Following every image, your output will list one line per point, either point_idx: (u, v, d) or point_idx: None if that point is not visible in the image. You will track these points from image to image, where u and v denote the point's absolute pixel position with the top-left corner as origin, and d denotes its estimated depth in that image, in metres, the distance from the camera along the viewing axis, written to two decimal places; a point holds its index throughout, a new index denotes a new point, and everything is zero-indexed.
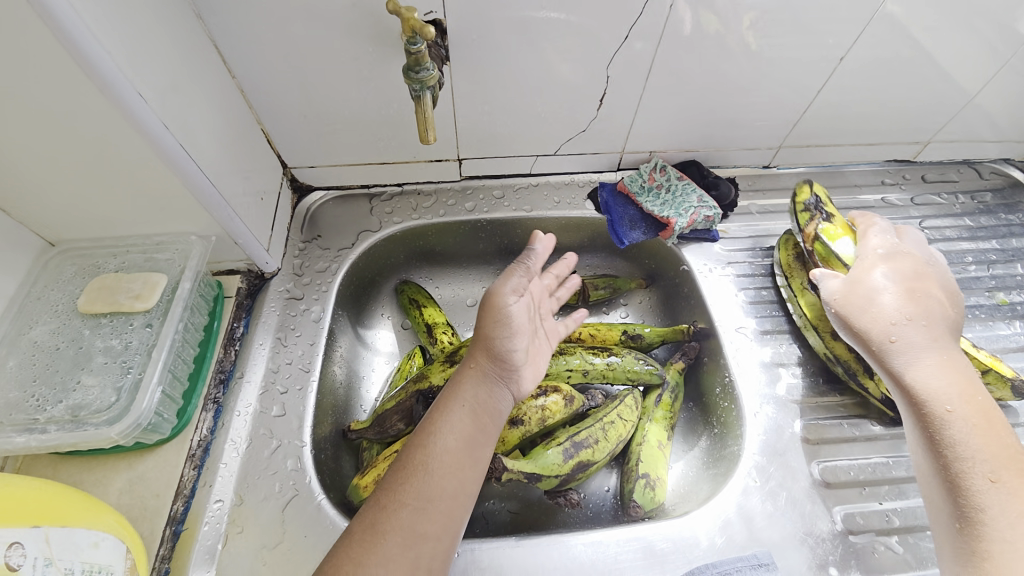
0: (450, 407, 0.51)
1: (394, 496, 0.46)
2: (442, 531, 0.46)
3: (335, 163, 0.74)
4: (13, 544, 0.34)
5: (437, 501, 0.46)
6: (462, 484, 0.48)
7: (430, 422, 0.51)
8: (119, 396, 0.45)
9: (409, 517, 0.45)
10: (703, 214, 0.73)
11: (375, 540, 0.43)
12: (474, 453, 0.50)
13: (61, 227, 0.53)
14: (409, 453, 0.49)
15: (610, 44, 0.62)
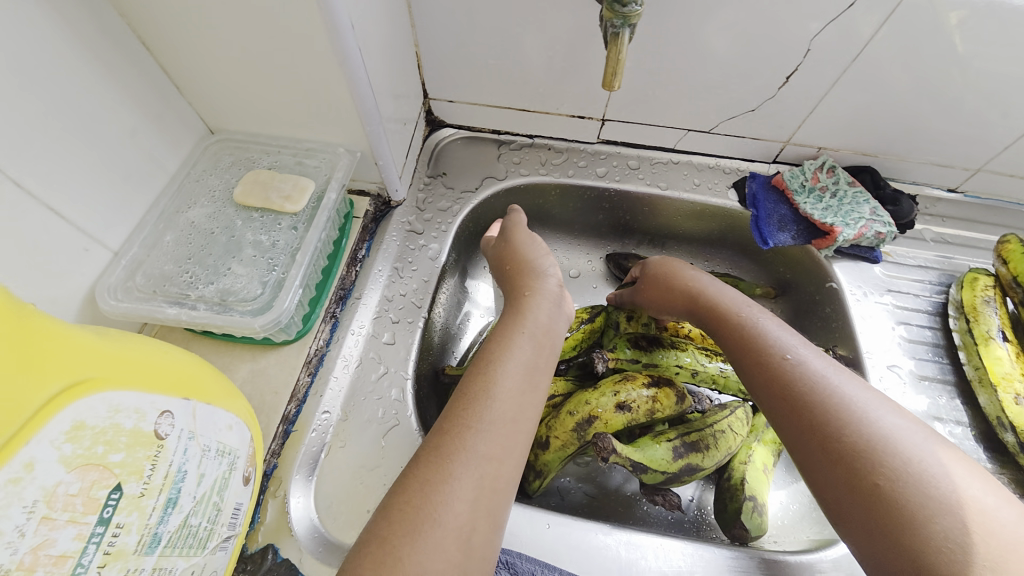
0: (511, 340, 0.48)
1: (461, 419, 0.42)
2: (509, 461, 0.41)
3: (475, 101, 0.70)
4: (164, 412, 0.32)
5: (499, 424, 0.42)
6: (525, 416, 0.44)
7: (490, 353, 0.47)
8: (264, 290, 0.46)
9: (477, 442, 0.40)
10: (874, 230, 0.64)
11: (447, 463, 0.39)
12: (535, 383, 0.46)
13: (226, 114, 0.54)
14: (466, 383, 0.45)
15: (829, 11, 0.52)
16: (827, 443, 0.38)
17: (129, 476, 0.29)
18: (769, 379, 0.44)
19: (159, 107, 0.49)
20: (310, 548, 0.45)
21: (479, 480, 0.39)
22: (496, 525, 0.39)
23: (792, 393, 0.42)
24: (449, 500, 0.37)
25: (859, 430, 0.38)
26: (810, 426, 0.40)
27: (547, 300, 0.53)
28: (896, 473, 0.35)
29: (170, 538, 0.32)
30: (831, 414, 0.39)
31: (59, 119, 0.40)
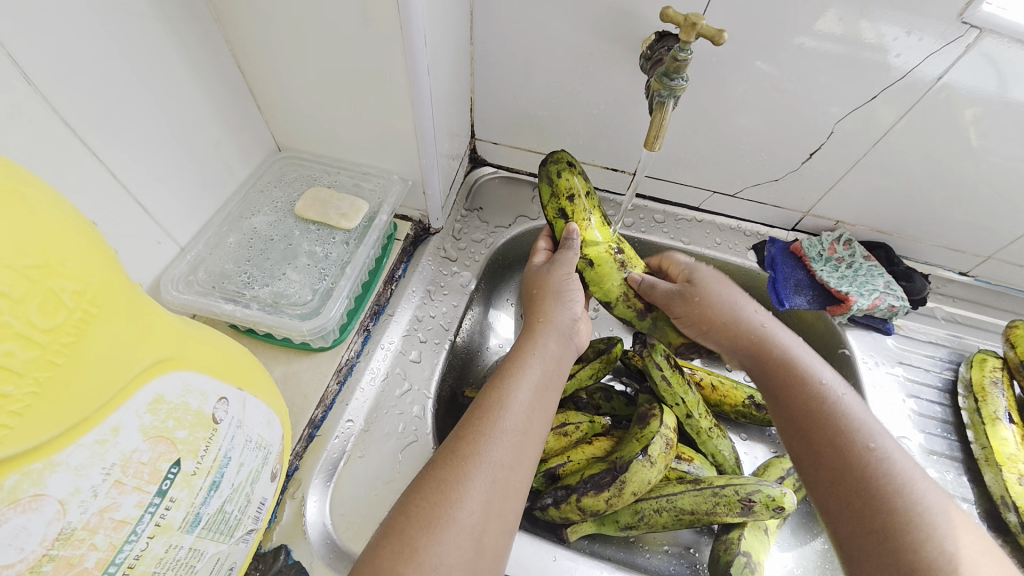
0: (525, 359, 0.51)
1: (476, 426, 0.44)
2: (518, 469, 0.43)
3: (518, 145, 0.76)
4: (221, 398, 0.34)
5: (510, 435, 0.44)
6: (534, 431, 0.46)
7: (504, 370, 0.50)
8: (313, 296, 0.49)
9: (491, 448, 0.43)
10: (887, 302, 0.67)
11: (464, 465, 0.41)
12: (544, 402, 0.48)
13: (296, 135, 0.59)
14: (483, 395, 0.47)
15: (850, 103, 0.58)
16: (861, 517, 0.41)
17: (187, 454, 0.31)
18: (824, 433, 0.46)
19: (240, 123, 0.54)
20: (321, 553, 0.46)
21: (491, 482, 0.41)
22: (505, 530, 0.41)
23: (839, 467, 0.44)
24: (462, 498, 0.39)
25: (914, 519, 0.39)
26: (831, 454, 0.45)
27: (553, 302, 0.57)
28: (903, 504, 0.40)
29: (207, 520, 0.33)
30: (891, 511, 0.40)
31: (160, 129, 0.45)
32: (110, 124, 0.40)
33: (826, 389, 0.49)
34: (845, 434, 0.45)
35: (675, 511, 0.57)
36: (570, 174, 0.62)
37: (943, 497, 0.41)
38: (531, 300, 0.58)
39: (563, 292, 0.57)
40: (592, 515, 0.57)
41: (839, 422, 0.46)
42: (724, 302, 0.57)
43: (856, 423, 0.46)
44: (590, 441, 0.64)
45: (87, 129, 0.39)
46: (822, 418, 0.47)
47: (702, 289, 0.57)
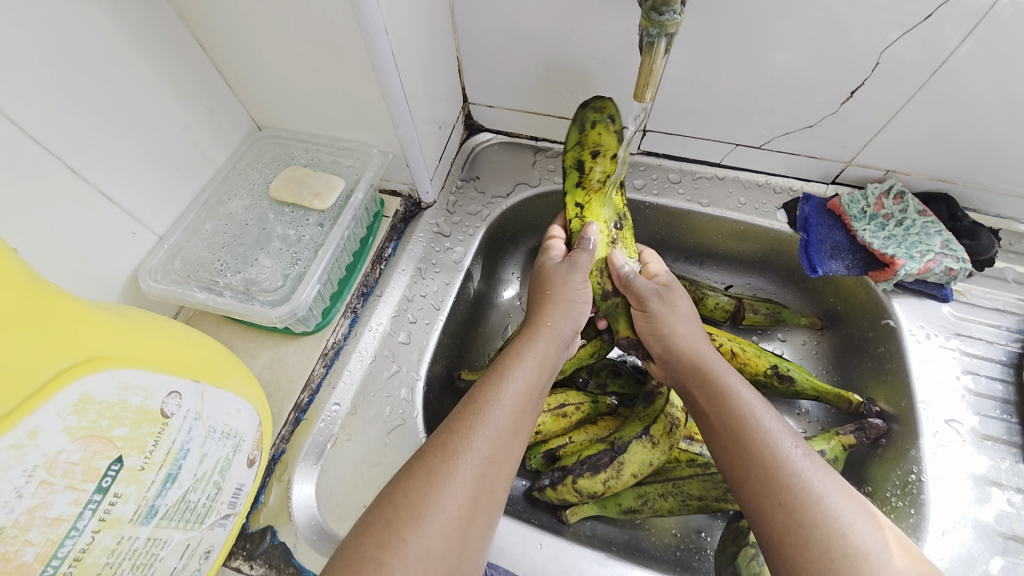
0: (521, 356, 0.48)
1: (467, 418, 0.42)
2: (505, 467, 0.41)
3: (515, 106, 0.69)
4: (173, 392, 0.34)
5: (503, 432, 0.42)
6: (522, 431, 0.44)
7: (499, 366, 0.47)
8: (285, 281, 0.48)
9: (481, 443, 0.40)
10: (944, 264, 0.57)
11: (453, 457, 0.39)
12: (535, 404, 0.46)
13: (271, 112, 0.57)
14: (474, 391, 0.45)
15: (899, 25, 0.47)
16: (781, 549, 0.39)
17: (131, 450, 0.31)
18: (757, 457, 0.42)
19: (209, 104, 0.53)
20: (306, 534, 0.46)
21: (478, 476, 0.39)
22: (489, 522, 0.39)
23: (762, 498, 0.41)
24: (449, 490, 0.37)
25: (835, 552, 0.37)
26: (748, 462, 0.42)
27: (560, 306, 0.53)
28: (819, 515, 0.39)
29: (167, 511, 0.34)
30: (809, 543, 0.38)
31: (119, 118, 0.44)
32: (60, 117, 0.40)
33: (754, 410, 0.45)
34: (771, 458, 0.42)
35: (682, 496, 0.55)
36: (606, 134, 0.57)
37: (873, 525, 0.39)
38: (541, 299, 0.54)
39: (574, 304, 0.53)
40: (590, 497, 0.55)
41: (766, 445, 0.42)
42: (678, 320, 0.52)
43: (784, 445, 0.42)
44: (596, 420, 0.62)
45: (34, 123, 0.38)
46: (752, 442, 0.43)
47: (675, 301, 0.54)
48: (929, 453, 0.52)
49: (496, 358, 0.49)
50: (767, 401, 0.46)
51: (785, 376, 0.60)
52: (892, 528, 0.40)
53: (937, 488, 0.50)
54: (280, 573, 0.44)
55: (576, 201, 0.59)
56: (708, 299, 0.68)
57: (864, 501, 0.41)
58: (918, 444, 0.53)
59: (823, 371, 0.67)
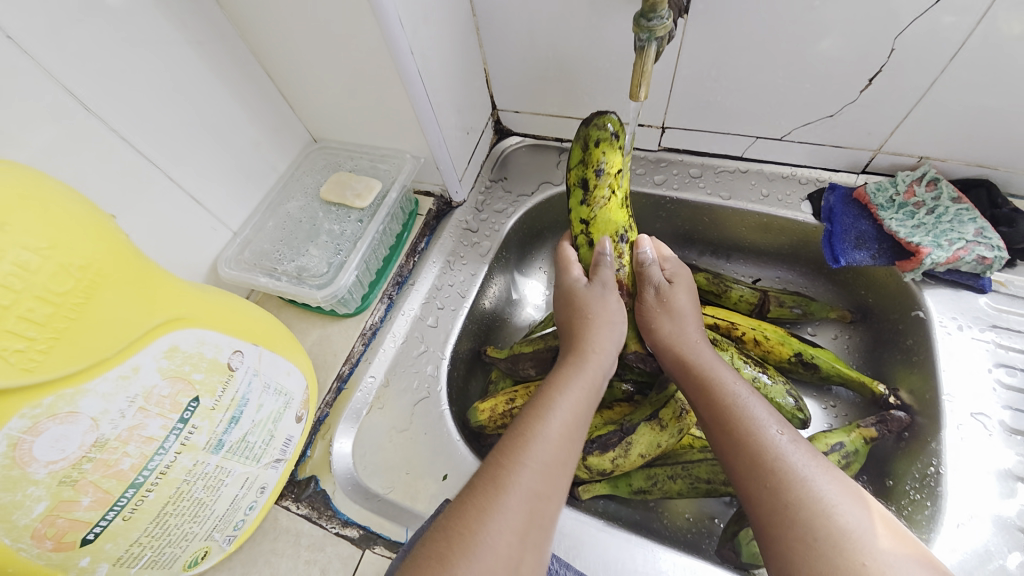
0: (567, 386, 0.48)
1: (510, 454, 0.43)
2: (553, 497, 0.43)
3: (539, 111, 0.74)
4: (237, 351, 0.42)
5: (550, 465, 0.43)
6: (570, 460, 0.45)
7: (542, 397, 0.48)
8: (329, 268, 0.57)
9: (526, 478, 0.42)
10: (976, 253, 0.54)
11: (496, 491, 0.41)
12: (580, 435, 0.47)
13: (324, 126, 0.66)
14: (520, 421, 0.46)
15: (910, 9, 0.47)
16: (769, 533, 0.39)
17: (205, 392, 0.39)
18: (741, 446, 0.43)
19: (275, 122, 0.63)
20: (343, 483, 0.54)
21: (525, 512, 0.40)
22: (540, 555, 0.41)
23: (751, 486, 0.41)
24: (493, 522, 0.39)
25: (818, 531, 0.37)
26: (735, 453, 0.43)
27: (604, 328, 0.54)
28: (803, 499, 0.39)
29: (231, 446, 0.42)
30: (794, 524, 0.38)
31: (205, 137, 0.55)
32: (163, 136, 0.51)
33: (738, 399, 0.45)
34: (754, 443, 0.42)
35: (690, 479, 0.57)
36: (611, 152, 0.58)
37: (863, 507, 0.39)
38: (582, 325, 0.54)
39: (615, 323, 0.54)
40: (599, 474, 0.58)
41: (748, 431, 0.43)
42: (668, 318, 0.55)
43: (769, 432, 0.43)
44: (612, 406, 0.65)
45: (144, 143, 0.49)
46: (737, 430, 0.44)
47: (673, 294, 0.56)
48: (952, 445, 0.49)
49: (539, 387, 0.50)
50: (753, 389, 0.46)
51: (809, 363, 0.60)
52: (880, 507, 0.39)
53: (957, 481, 0.47)
54: (321, 513, 0.52)
55: (581, 215, 0.60)
56: (732, 292, 0.69)
57: (853, 483, 0.40)
58: (939, 436, 0.50)
59: (853, 365, 0.65)
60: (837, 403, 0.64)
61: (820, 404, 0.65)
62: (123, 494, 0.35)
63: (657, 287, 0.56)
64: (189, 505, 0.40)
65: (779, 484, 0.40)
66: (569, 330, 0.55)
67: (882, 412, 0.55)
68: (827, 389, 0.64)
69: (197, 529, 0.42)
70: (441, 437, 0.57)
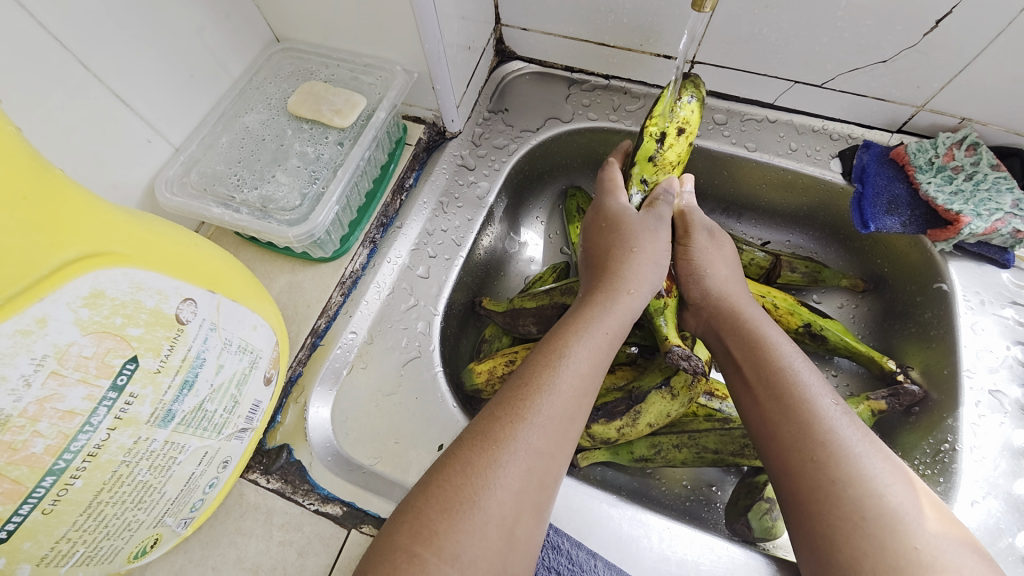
0: (588, 330, 0.42)
1: (515, 406, 0.36)
2: (560, 455, 0.36)
3: (552, 31, 0.63)
4: (188, 299, 0.33)
5: (557, 422, 0.36)
6: (579, 418, 0.38)
7: (555, 343, 0.41)
8: (303, 201, 0.47)
9: (532, 435, 0.35)
10: (1012, 226, 0.52)
11: (495, 449, 0.34)
12: (596, 390, 0.40)
13: (291, 22, 0.53)
14: (527, 368, 0.39)
15: None
16: (808, 504, 0.36)
17: (147, 351, 0.30)
18: (790, 412, 0.39)
19: (225, 8, 0.50)
20: (321, 454, 0.47)
21: (526, 470, 0.34)
22: (540, 513, 0.35)
23: (791, 454, 0.38)
24: (493, 485, 0.33)
25: (867, 510, 0.34)
26: (783, 422, 0.39)
27: (645, 266, 0.47)
28: (854, 476, 0.35)
29: (184, 417, 0.34)
30: (840, 501, 0.35)
31: (126, 16, 0.41)
32: (71, 7, 0.37)
33: (792, 363, 0.42)
34: (805, 413, 0.38)
35: (697, 449, 0.53)
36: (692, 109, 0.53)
37: (910, 487, 0.36)
38: (621, 258, 0.47)
39: (659, 263, 0.47)
40: (603, 443, 0.53)
41: (800, 400, 0.39)
42: (720, 260, 0.50)
43: (822, 402, 0.39)
44: (614, 369, 0.59)
45: (42, 10, 0.36)
46: (788, 398, 0.40)
47: (722, 237, 0.51)
48: (968, 424, 0.49)
49: (551, 330, 0.43)
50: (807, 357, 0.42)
51: (818, 334, 0.56)
52: (927, 490, 0.36)
53: (970, 457, 0.48)
54: (296, 488, 0.45)
55: (644, 174, 0.53)
56: (742, 255, 0.63)
57: (901, 464, 0.37)
58: (956, 413, 0.50)
59: (861, 336, 0.63)
60: (839, 372, 0.62)
61: (821, 374, 0.63)
62: (39, 484, 0.27)
63: (708, 231, 0.51)
64: (131, 490, 0.32)
65: (831, 457, 0.36)
66: (597, 262, 0.48)
67: (892, 385, 0.54)
68: (830, 359, 0.62)
69: (144, 517, 0.34)
70: (435, 402, 0.50)
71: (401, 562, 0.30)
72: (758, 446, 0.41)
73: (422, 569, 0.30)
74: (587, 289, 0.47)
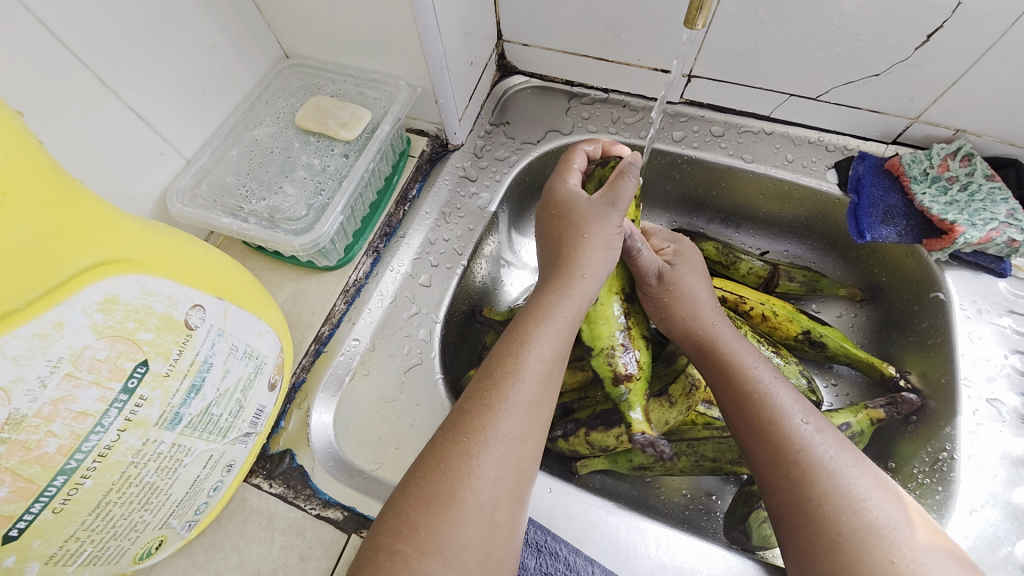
0: (546, 316, 0.42)
1: (482, 398, 0.37)
2: (532, 439, 0.37)
3: (553, 46, 0.64)
4: (197, 306, 0.34)
5: (523, 407, 0.37)
6: (549, 400, 0.39)
7: (516, 332, 0.42)
8: (308, 211, 0.48)
9: (500, 423, 0.36)
10: (1007, 235, 0.53)
11: (466, 441, 0.35)
12: (560, 371, 0.41)
13: (300, 39, 0.56)
14: (493, 359, 0.40)
15: None
16: (790, 521, 0.36)
17: (157, 355, 0.31)
18: (765, 429, 0.40)
19: (237, 26, 0.52)
20: (323, 460, 0.47)
21: (503, 459, 0.35)
22: (520, 504, 0.35)
23: (772, 472, 0.38)
24: (469, 477, 0.34)
25: (845, 525, 0.34)
26: (760, 439, 0.40)
27: (600, 250, 0.46)
28: (829, 491, 0.36)
29: (191, 420, 0.35)
30: (816, 516, 0.35)
31: (144, 36, 0.43)
32: (92, 28, 0.40)
33: (765, 383, 0.42)
34: (780, 433, 0.39)
35: (695, 456, 0.53)
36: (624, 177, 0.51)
37: (893, 502, 0.36)
38: (573, 245, 0.46)
39: (614, 247, 0.47)
40: (601, 451, 0.52)
41: (777, 418, 0.40)
42: (681, 299, 0.49)
43: (795, 419, 0.39)
44: None
45: (64, 28, 0.38)
46: (761, 416, 0.40)
47: (680, 277, 0.50)
48: (966, 432, 0.49)
49: (512, 321, 0.44)
50: (780, 376, 0.43)
51: (817, 342, 0.57)
52: (915, 505, 0.36)
53: (968, 467, 0.48)
54: (298, 493, 0.46)
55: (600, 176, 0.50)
56: (741, 264, 0.63)
57: (884, 477, 0.37)
58: (954, 422, 0.50)
59: (860, 345, 0.63)
60: (838, 381, 0.62)
61: (821, 382, 0.63)
62: (51, 482, 0.28)
63: (658, 275, 0.50)
64: (139, 491, 0.33)
65: (805, 472, 0.37)
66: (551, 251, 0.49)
67: (891, 394, 0.54)
68: (830, 367, 0.63)
69: (150, 518, 0.35)
70: (436, 408, 0.51)
71: (385, 560, 0.31)
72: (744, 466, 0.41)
73: (405, 563, 0.30)
74: (543, 280, 0.47)
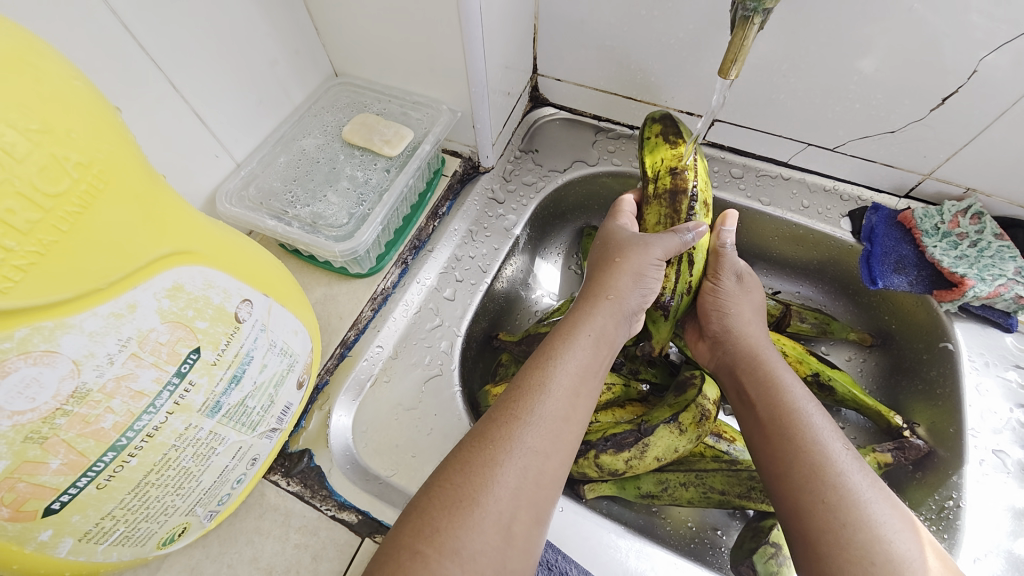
0: (573, 336, 0.44)
1: (510, 408, 0.39)
2: (555, 457, 0.38)
3: (585, 83, 0.68)
4: (246, 300, 0.36)
5: (551, 421, 0.38)
6: (574, 418, 0.40)
7: (544, 351, 0.43)
8: (349, 220, 0.50)
9: (526, 434, 0.37)
10: (1015, 292, 0.55)
11: (492, 449, 0.36)
12: (587, 390, 0.42)
13: (350, 60, 0.59)
14: (523, 374, 0.41)
15: (991, 43, 0.46)
16: (814, 546, 0.37)
17: (208, 344, 0.33)
18: (798, 454, 0.40)
19: (296, 44, 0.56)
20: (341, 462, 0.48)
21: (524, 470, 0.36)
22: (539, 520, 0.36)
23: (803, 496, 0.39)
24: (493, 483, 0.35)
25: (876, 556, 0.35)
26: (795, 469, 0.40)
27: (628, 277, 0.48)
28: (863, 522, 0.36)
29: (228, 410, 0.36)
30: (849, 544, 0.36)
31: (214, 48, 0.47)
32: (173, 39, 0.43)
33: (803, 408, 0.43)
34: (814, 456, 0.40)
35: (704, 487, 0.53)
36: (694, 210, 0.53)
37: (916, 536, 0.37)
38: (604, 269, 0.49)
39: (643, 274, 0.48)
40: (610, 474, 0.52)
41: (811, 443, 0.41)
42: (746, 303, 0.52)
43: (834, 446, 0.40)
44: (624, 404, 0.60)
45: (145, 35, 0.41)
46: (798, 442, 0.41)
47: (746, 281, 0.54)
48: (971, 480, 0.50)
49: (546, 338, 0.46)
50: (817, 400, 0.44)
51: (825, 385, 0.57)
52: (933, 540, 0.38)
53: (974, 516, 0.49)
54: (314, 493, 0.46)
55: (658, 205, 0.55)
56: None
57: (906, 511, 0.39)
58: (961, 471, 0.51)
59: (868, 389, 0.65)
60: (845, 426, 0.63)
61: None
62: (100, 458, 0.29)
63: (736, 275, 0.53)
64: (174, 475, 0.34)
65: (840, 505, 0.37)
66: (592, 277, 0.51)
67: (898, 439, 0.55)
68: (837, 411, 0.64)
69: (179, 503, 0.36)
70: (453, 419, 0.52)
71: (406, 560, 0.31)
72: (767, 488, 0.42)
73: (425, 565, 0.31)
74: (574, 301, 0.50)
